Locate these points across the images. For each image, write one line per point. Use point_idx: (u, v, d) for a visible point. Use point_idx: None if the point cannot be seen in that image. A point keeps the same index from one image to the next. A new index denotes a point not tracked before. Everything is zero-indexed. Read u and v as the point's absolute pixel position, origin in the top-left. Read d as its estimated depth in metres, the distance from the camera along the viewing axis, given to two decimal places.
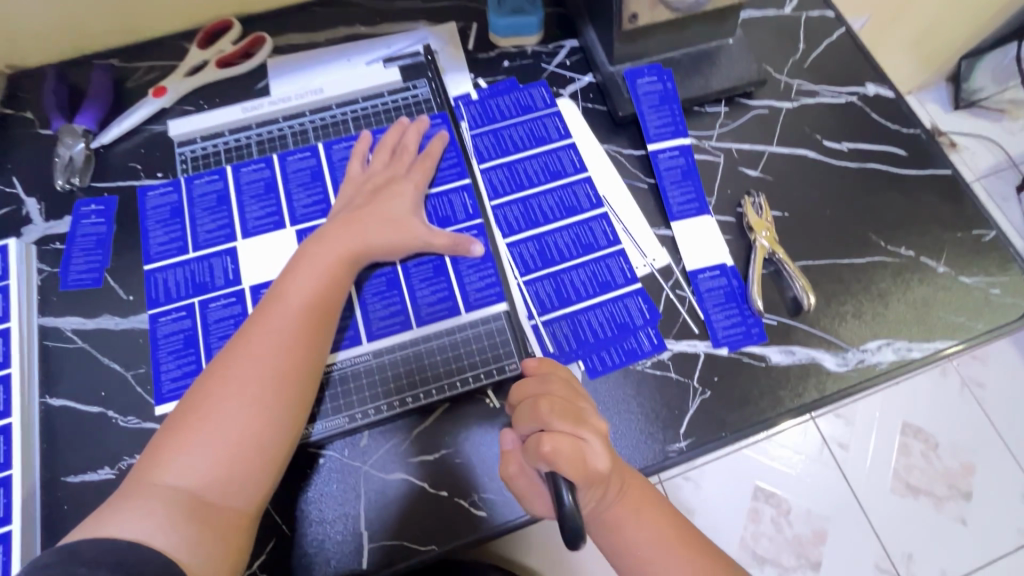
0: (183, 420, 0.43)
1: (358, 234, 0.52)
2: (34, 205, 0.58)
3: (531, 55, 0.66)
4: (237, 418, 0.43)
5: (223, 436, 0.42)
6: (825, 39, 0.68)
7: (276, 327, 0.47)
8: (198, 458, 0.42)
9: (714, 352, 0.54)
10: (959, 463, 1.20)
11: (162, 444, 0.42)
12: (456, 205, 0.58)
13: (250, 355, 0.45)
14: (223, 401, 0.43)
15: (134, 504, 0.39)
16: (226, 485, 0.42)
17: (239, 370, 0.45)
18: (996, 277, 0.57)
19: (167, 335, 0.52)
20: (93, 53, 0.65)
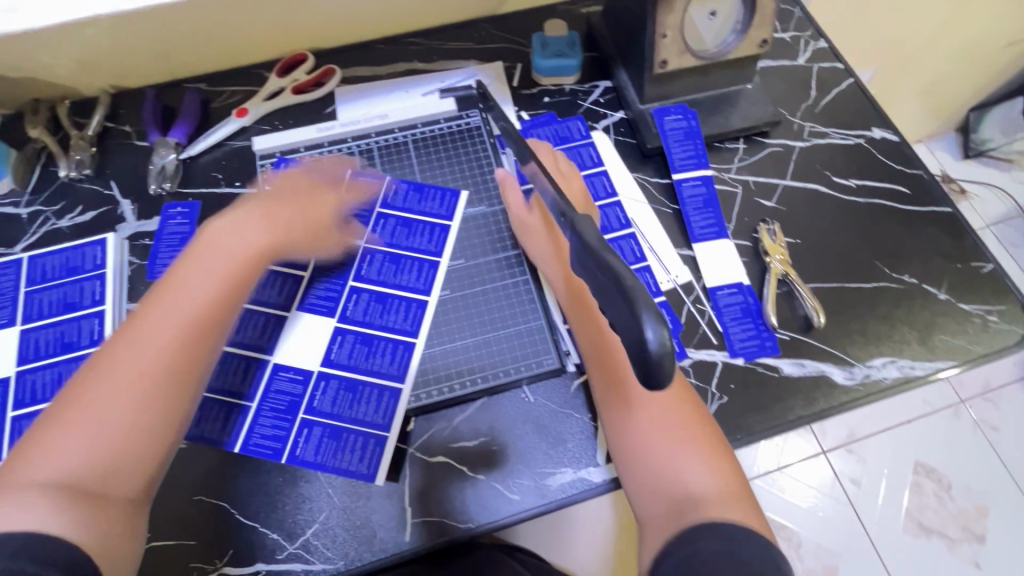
0: (63, 410, 0.42)
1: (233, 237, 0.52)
2: (128, 206, 0.66)
3: (569, 93, 0.74)
4: (120, 409, 0.43)
5: (95, 428, 0.42)
6: (834, 88, 0.76)
7: (163, 319, 0.46)
8: (73, 446, 0.41)
9: (731, 362, 0.59)
10: (971, 505, 1.23)
11: (30, 442, 0.41)
12: (441, 201, 0.65)
13: (120, 352, 0.44)
14: (101, 392, 0.43)
15: (2, 496, 0.38)
16: (107, 472, 0.41)
17: (108, 366, 0.44)
18: (995, 306, 0.62)
19: (277, 392, 0.55)
20: (184, 77, 0.74)
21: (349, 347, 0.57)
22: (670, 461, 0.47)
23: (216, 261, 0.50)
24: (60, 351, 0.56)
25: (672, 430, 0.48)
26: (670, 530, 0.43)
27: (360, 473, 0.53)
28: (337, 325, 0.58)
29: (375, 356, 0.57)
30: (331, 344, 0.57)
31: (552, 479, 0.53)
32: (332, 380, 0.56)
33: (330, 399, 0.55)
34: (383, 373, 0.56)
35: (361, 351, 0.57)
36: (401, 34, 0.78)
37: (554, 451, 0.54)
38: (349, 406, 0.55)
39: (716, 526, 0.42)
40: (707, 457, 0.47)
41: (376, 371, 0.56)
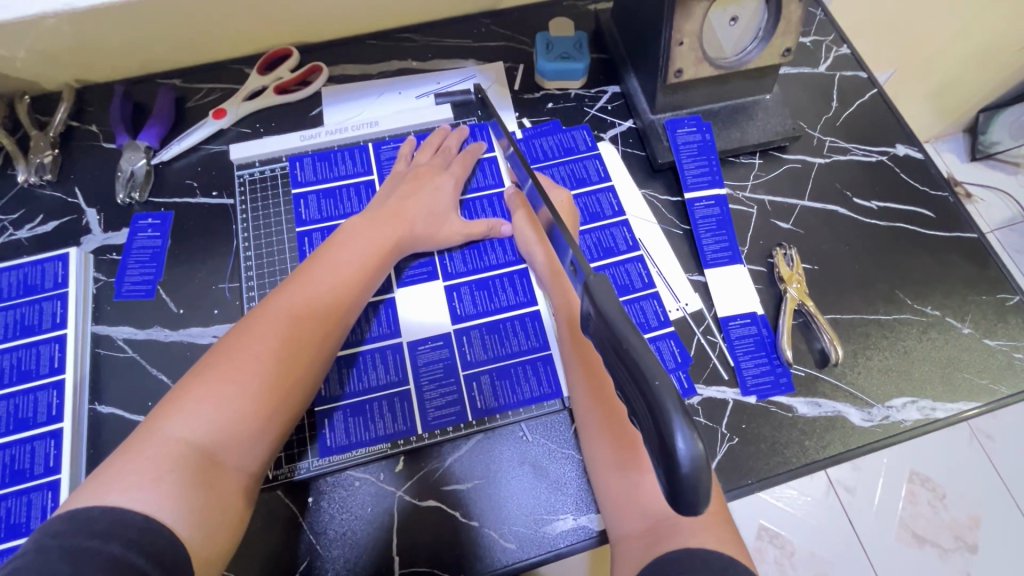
0: (201, 372, 0.41)
1: (406, 225, 0.54)
2: (94, 216, 0.60)
3: (575, 98, 0.69)
4: (257, 378, 0.42)
5: (231, 395, 0.40)
6: (857, 98, 0.71)
7: (307, 290, 0.47)
8: (209, 412, 0.39)
9: (743, 400, 0.55)
10: (966, 514, 1.21)
11: (166, 400, 0.40)
12: (483, 171, 0.63)
13: (264, 322, 0.44)
14: (252, 357, 0.42)
15: (141, 454, 0.37)
16: (235, 442, 0.40)
17: (255, 332, 0.44)
18: (1020, 342, 0.59)
19: (425, 364, 0.54)
20: (156, 72, 0.68)
21: (469, 298, 0.57)
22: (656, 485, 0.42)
23: (364, 247, 0.51)
24: (17, 380, 0.52)
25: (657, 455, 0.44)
26: (646, 550, 0.39)
27: (546, 394, 0.53)
28: (446, 284, 0.57)
29: (497, 296, 0.57)
30: (451, 301, 0.56)
31: (552, 527, 0.50)
32: (472, 329, 0.55)
33: (479, 348, 0.55)
34: (510, 306, 0.56)
35: (482, 296, 0.57)
36: (393, 29, 0.72)
37: (554, 496, 0.51)
38: (499, 346, 0.55)
39: (694, 552, 0.37)
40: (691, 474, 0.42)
41: (507, 306, 0.56)
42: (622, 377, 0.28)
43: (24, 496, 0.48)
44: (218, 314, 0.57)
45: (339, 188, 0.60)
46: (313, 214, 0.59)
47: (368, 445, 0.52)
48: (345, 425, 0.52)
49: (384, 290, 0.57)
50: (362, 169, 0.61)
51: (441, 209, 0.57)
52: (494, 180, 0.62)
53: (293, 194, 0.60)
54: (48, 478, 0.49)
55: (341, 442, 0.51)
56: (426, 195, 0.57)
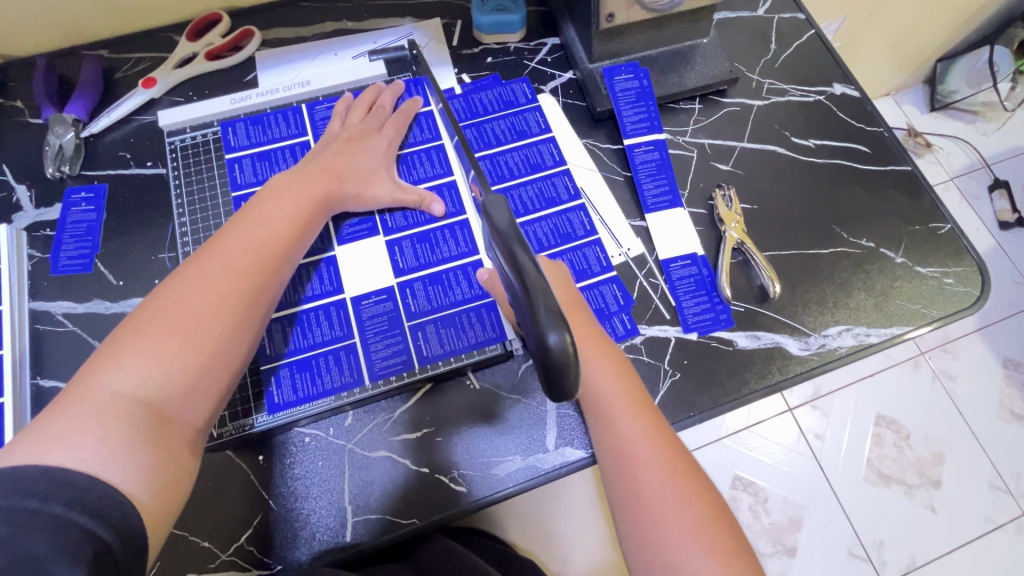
0: (134, 328, 0.40)
1: (335, 181, 0.54)
2: (25, 192, 0.59)
3: (514, 52, 0.68)
4: (196, 331, 0.41)
5: (171, 349, 0.40)
6: (796, 40, 0.71)
7: (240, 244, 0.46)
8: (149, 366, 0.39)
9: (685, 337, 0.56)
10: (930, 453, 1.24)
11: (99, 356, 0.39)
12: (421, 127, 0.62)
13: (199, 278, 0.43)
14: (191, 312, 0.42)
15: (79, 409, 0.36)
16: (179, 397, 0.40)
17: (189, 288, 0.43)
18: (951, 268, 0.61)
19: (370, 317, 0.54)
20: (81, 43, 0.66)
21: (411, 251, 0.57)
22: (645, 484, 0.42)
23: (296, 203, 0.51)
24: None
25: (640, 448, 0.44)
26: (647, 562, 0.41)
27: (491, 338, 0.54)
28: (387, 240, 0.57)
29: (439, 247, 0.57)
30: (393, 255, 0.56)
31: (500, 468, 0.51)
32: (415, 281, 0.56)
33: (423, 299, 0.55)
34: (452, 256, 0.57)
35: (424, 249, 0.57)
36: None
37: (502, 440, 0.52)
38: (443, 295, 0.55)
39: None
40: (670, 468, 0.43)
41: (448, 257, 0.57)
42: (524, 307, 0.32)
43: None
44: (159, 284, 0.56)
45: (274, 150, 0.59)
46: (249, 178, 0.58)
47: (316, 400, 0.52)
48: (291, 382, 0.52)
49: (324, 250, 0.56)
50: (298, 130, 0.60)
51: (373, 166, 0.57)
52: (432, 135, 0.62)
53: (226, 159, 0.59)
54: None
55: (289, 398, 0.52)
56: (358, 155, 0.56)
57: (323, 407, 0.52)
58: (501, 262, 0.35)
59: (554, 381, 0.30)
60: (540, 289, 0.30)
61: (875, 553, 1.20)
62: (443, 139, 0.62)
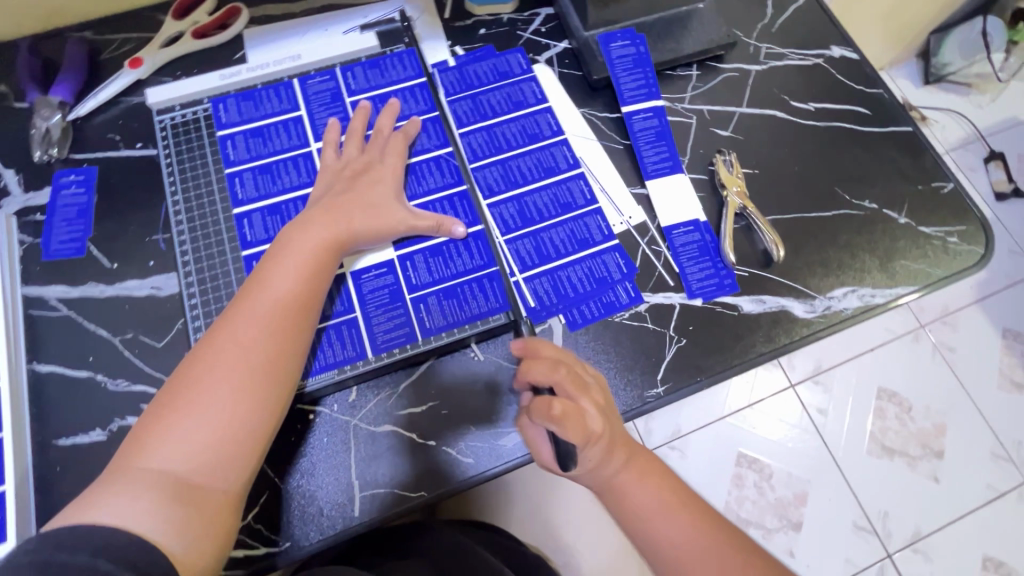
0: (166, 404, 0.41)
1: (343, 220, 0.51)
2: (12, 177, 0.58)
3: (507, 23, 0.67)
4: (224, 403, 0.41)
5: (206, 420, 0.41)
6: (792, 4, 0.70)
7: (258, 312, 0.45)
8: (181, 443, 0.40)
9: (689, 303, 0.56)
10: (933, 424, 1.25)
11: (140, 432, 0.40)
12: (413, 98, 0.61)
13: (224, 350, 0.43)
14: (221, 385, 0.42)
15: (118, 488, 0.37)
16: (213, 468, 0.40)
17: (213, 360, 0.43)
18: (954, 227, 0.60)
19: (371, 291, 0.53)
20: (64, 25, 0.64)
21: None
22: (681, 535, 0.45)
23: (312, 253, 0.48)
24: None
25: (654, 501, 0.47)
26: None
27: (494, 308, 0.53)
28: None
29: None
30: None
31: (507, 438, 0.50)
32: (415, 254, 0.55)
33: (424, 271, 0.54)
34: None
35: None
36: None
37: (507, 410, 0.51)
38: (444, 267, 0.54)
39: None
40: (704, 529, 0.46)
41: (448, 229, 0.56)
42: None
43: None
44: (154, 265, 0.55)
45: (267, 126, 0.58)
46: (242, 154, 0.57)
47: (318, 374, 0.51)
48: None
49: None
50: (290, 106, 0.59)
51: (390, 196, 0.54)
52: (427, 106, 0.61)
53: (218, 136, 0.58)
54: None
55: None
56: (373, 188, 0.53)
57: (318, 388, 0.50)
58: None
59: None
60: None
61: (880, 525, 1.20)
62: (438, 110, 0.60)
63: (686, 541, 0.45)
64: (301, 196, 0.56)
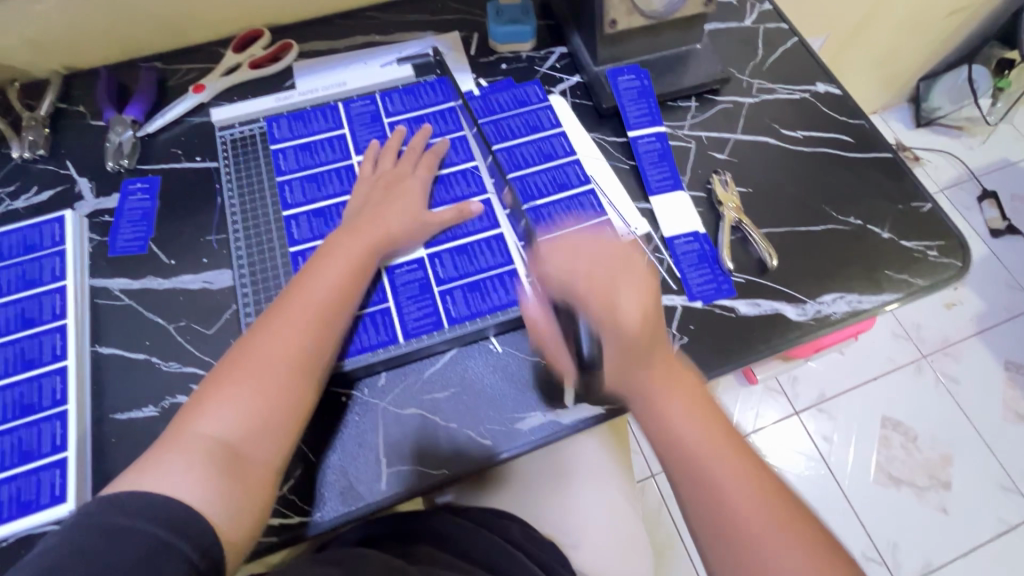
0: (220, 381, 0.46)
1: (382, 226, 0.57)
2: (86, 184, 0.65)
3: (526, 60, 0.76)
4: (269, 382, 0.47)
5: (249, 399, 0.46)
6: (780, 46, 0.79)
7: (304, 303, 0.51)
8: (231, 415, 0.45)
9: (690, 305, 0.61)
10: (938, 454, 1.27)
11: (196, 403, 0.46)
12: (444, 120, 0.69)
13: (265, 340, 0.49)
14: (264, 370, 0.47)
15: (174, 453, 0.43)
16: (253, 442, 0.45)
17: (262, 345, 0.48)
18: (934, 242, 0.66)
19: (402, 283, 0.58)
20: (138, 56, 0.73)
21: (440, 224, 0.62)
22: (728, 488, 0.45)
23: (347, 258, 0.54)
24: (21, 327, 0.55)
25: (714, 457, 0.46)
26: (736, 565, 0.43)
27: (512, 302, 0.58)
28: None
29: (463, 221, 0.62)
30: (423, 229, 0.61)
31: (524, 423, 0.55)
32: (443, 252, 0.60)
33: (450, 267, 0.60)
34: (477, 230, 0.61)
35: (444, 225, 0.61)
36: (357, 9, 0.78)
37: (524, 397, 0.56)
38: (469, 263, 0.60)
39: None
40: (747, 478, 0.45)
41: (469, 231, 0.61)
42: None
43: (35, 426, 0.52)
44: (207, 262, 0.61)
45: (314, 142, 0.66)
46: (291, 164, 0.64)
47: (353, 358, 0.55)
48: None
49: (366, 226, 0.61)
50: (334, 125, 0.67)
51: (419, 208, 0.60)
52: (455, 126, 0.68)
53: (271, 150, 0.65)
54: (55, 409, 0.52)
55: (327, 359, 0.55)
56: (403, 200, 0.59)
57: (344, 370, 0.55)
58: None
59: None
60: None
61: (890, 556, 1.20)
62: (465, 130, 0.68)
63: (727, 482, 0.45)
64: (342, 200, 0.62)
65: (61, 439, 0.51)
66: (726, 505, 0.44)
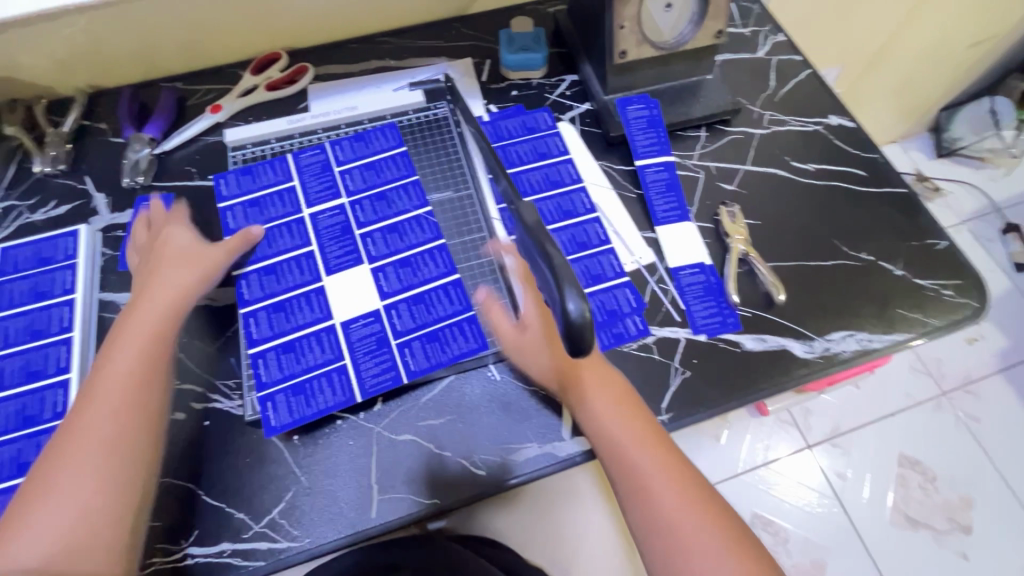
0: (37, 491, 0.44)
1: (143, 302, 0.54)
2: (102, 199, 0.67)
3: (536, 87, 0.76)
4: (74, 494, 0.44)
5: (81, 501, 0.44)
6: (793, 78, 0.78)
7: (96, 398, 0.48)
8: (44, 538, 0.42)
9: (694, 338, 0.60)
10: (957, 496, 1.22)
11: (16, 518, 0.43)
12: (394, 164, 0.66)
13: (55, 442, 0.46)
14: (74, 470, 0.45)
15: None
16: (74, 557, 0.42)
17: (68, 449, 0.45)
18: (949, 280, 0.64)
19: (359, 338, 0.57)
20: (160, 76, 0.76)
21: (434, 259, 0.61)
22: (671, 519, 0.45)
23: (143, 337, 0.52)
24: (29, 338, 0.57)
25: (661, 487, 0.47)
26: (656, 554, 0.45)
27: None
28: (371, 267, 0.60)
29: (419, 270, 0.60)
30: (418, 263, 0.60)
31: (519, 454, 0.54)
32: (400, 303, 0.58)
33: (407, 318, 0.58)
34: (432, 278, 0.60)
35: (406, 272, 0.60)
36: (373, 34, 0.80)
37: (521, 428, 0.55)
38: (427, 313, 0.58)
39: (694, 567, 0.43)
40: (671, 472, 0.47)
41: (430, 279, 0.60)
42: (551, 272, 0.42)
43: (34, 438, 0.52)
44: None
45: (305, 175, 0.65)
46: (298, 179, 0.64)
47: (310, 419, 0.53)
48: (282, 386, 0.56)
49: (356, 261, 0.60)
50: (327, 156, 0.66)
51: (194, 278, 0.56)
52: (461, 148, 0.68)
53: (277, 164, 0.66)
54: (55, 422, 0.53)
55: (285, 420, 0.53)
56: (185, 270, 0.56)
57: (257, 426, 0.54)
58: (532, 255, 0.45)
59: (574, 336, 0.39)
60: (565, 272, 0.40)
61: None
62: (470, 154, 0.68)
63: (647, 472, 0.47)
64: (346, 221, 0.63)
65: None
66: (659, 516, 0.46)
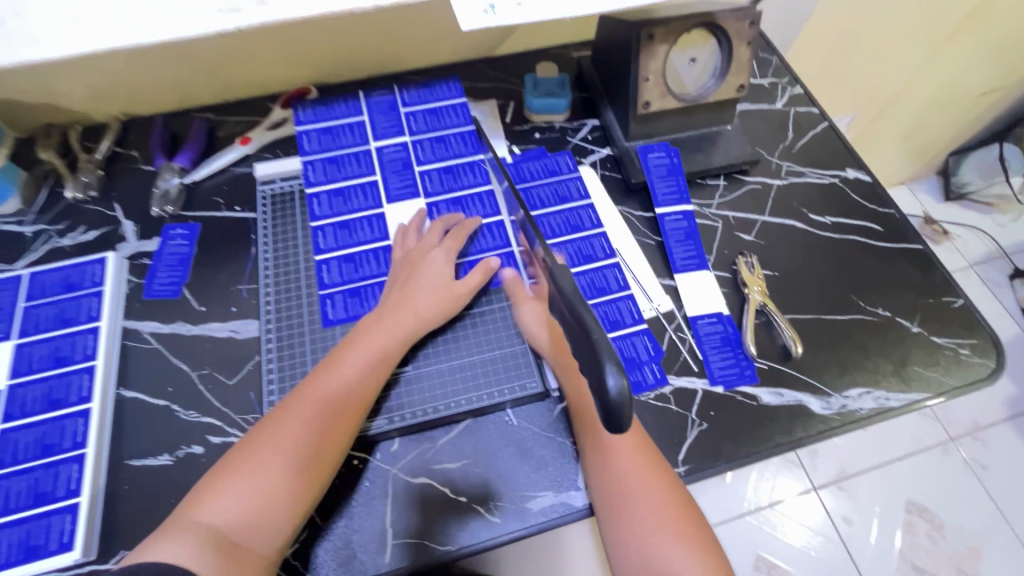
0: (237, 460, 0.48)
1: (410, 311, 0.57)
2: (130, 226, 0.68)
3: (559, 130, 0.78)
4: (274, 472, 0.47)
5: (261, 485, 0.46)
6: (810, 130, 0.80)
7: (329, 385, 0.52)
8: (234, 502, 0.45)
9: (711, 390, 0.60)
10: (965, 546, 1.20)
11: (211, 484, 0.47)
12: (437, 180, 0.69)
13: (275, 420, 0.50)
14: (264, 458, 0.47)
15: (169, 534, 0.43)
16: (256, 530, 0.45)
17: (285, 429, 0.49)
18: (966, 339, 0.64)
19: None
20: (193, 107, 0.78)
21: (479, 202, 0.68)
22: (625, 493, 0.49)
23: (380, 343, 0.55)
24: (53, 365, 0.57)
25: (621, 445, 0.51)
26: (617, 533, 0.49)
27: (531, 379, 0.59)
28: (427, 201, 0.68)
29: (469, 209, 0.67)
30: (469, 203, 0.68)
31: (533, 502, 0.54)
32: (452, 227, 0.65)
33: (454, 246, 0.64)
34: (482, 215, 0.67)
35: (457, 210, 0.67)
36: (401, 73, 0.82)
37: (536, 475, 0.55)
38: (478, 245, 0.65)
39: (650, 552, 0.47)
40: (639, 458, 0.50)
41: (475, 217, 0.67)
42: (580, 345, 0.41)
43: (52, 468, 0.52)
44: (236, 311, 0.63)
45: (348, 187, 0.67)
46: (324, 210, 0.66)
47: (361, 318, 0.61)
48: None
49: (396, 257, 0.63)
50: (368, 170, 0.68)
51: (432, 304, 0.58)
52: (483, 180, 0.69)
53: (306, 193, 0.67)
54: (74, 452, 0.53)
55: (339, 316, 0.60)
56: (426, 286, 0.59)
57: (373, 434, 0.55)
58: (565, 317, 0.44)
59: (610, 418, 0.37)
60: (604, 344, 0.38)
61: None
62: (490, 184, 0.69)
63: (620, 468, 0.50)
64: (375, 249, 0.64)
65: (76, 484, 0.52)
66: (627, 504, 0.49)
